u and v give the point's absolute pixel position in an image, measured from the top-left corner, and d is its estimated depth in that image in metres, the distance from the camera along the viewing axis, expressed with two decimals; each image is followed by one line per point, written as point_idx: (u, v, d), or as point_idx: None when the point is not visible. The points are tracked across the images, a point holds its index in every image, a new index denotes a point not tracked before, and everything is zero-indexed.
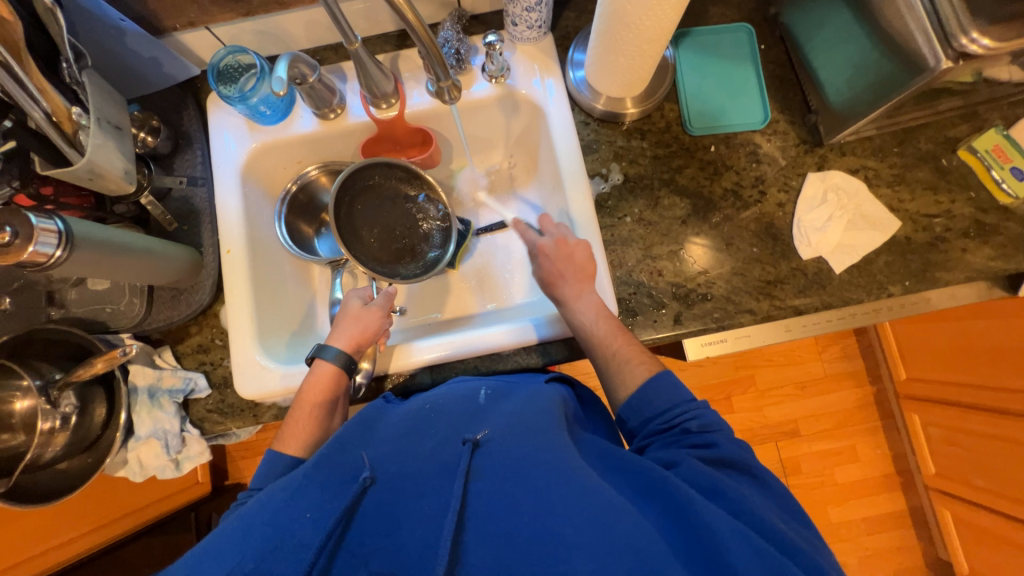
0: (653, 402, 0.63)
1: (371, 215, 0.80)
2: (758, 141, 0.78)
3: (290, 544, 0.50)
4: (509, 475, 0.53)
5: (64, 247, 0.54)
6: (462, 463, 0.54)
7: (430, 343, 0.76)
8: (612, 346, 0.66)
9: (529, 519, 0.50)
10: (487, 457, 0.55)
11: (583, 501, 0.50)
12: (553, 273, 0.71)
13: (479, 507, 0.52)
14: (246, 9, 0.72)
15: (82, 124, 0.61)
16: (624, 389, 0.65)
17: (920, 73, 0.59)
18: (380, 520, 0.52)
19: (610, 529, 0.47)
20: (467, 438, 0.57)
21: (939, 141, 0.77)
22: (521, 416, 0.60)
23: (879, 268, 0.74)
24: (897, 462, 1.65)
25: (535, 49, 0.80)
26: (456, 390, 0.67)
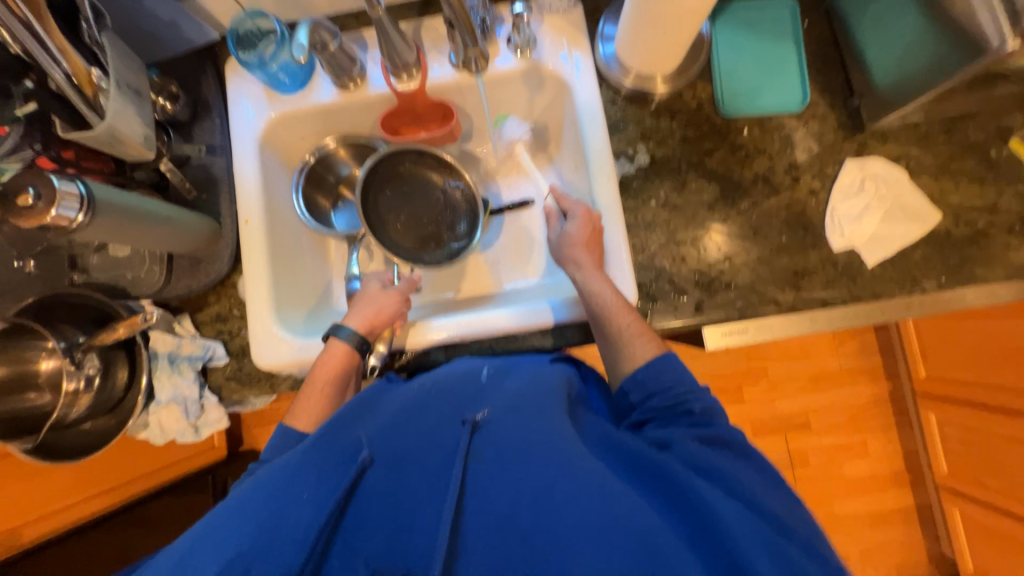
0: (659, 376, 0.62)
1: (398, 201, 0.80)
2: (794, 125, 0.74)
3: (290, 523, 0.49)
4: (508, 457, 0.54)
5: (86, 212, 0.53)
6: (461, 444, 0.55)
7: (445, 322, 0.76)
8: (622, 320, 0.65)
9: (529, 501, 0.50)
10: (486, 439, 0.56)
11: (583, 483, 0.50)
12: (565, 255, 0.70)
13: (478, 488, 0.53)
14: None
15: (102, 86, 0.59)
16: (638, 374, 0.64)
17: (979, 55, 0.55)
18: (382, 500, 0.53)
19: (612, 514, 0.47)
20: (465, 419, 0.57)
21: (989, 130, 0.72)
22: (521, 397, 0.60)
23: (914, 262, 0.71)
24: (908, 459, 1.63)
25: (563, 21, 0.76)
26: (456, 370, 0.67)
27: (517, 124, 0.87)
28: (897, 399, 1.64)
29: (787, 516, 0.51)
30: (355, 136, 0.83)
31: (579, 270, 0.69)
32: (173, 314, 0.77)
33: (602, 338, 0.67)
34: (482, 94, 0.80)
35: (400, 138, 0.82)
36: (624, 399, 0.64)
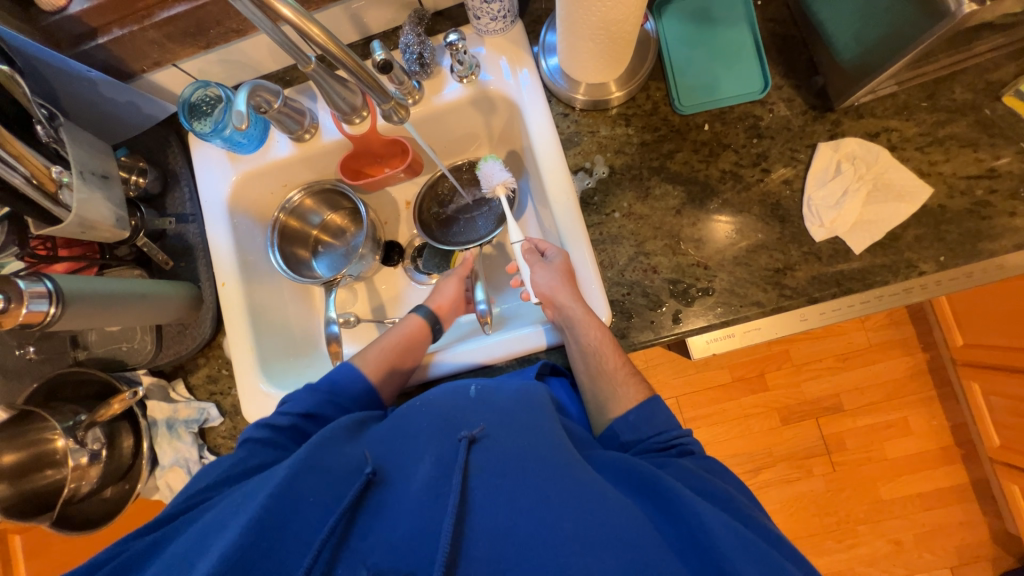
0: (651, 418, 0.60)
1: (442, 226, 0.89)
2: (759, 112, 0.70)
3: (293, 530, 0.45)
4: (507, 471, 0.48)
5: (56, 304, 0.57)
6: (455, 462, 0.49)
7: (468, 350, 0.74)
8: (611, 359, 0.64)
9: (530, 516, 0.45)
10: (487, 455, 0.50)
11: (579, 494, 0.46)
12: (548, 291, 0.66)
13: (481, 504, 0.46)
14: (206, 42, 0.70)
15: (64, 181, 0.62)
16: (624, 399, 0.62)
17: (938, 20, 0.50)
18: (383, 519, 0.48)
19: (605, 521, 0.44)
20: (462, 434, 0.51)
21: (979, 88, 0.66)
22: (523, 406, 0.54)
23: (908, 243, 0.65)
24: (958, 433, 1.53)
25: (503, 41, 0.75)
26: (447, 388, 0.60)
27: (502, 167, 0.81)
28: (937, 369, 1.54)
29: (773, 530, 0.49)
30: (320, 183, 0.85)
31: (565, 312, 0.66)
32: (170, 380, 0.81)
33: (591, 376, 0.65)
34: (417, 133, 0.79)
35: (365, 178, 0.84)
36: (614, 441, 0.60)
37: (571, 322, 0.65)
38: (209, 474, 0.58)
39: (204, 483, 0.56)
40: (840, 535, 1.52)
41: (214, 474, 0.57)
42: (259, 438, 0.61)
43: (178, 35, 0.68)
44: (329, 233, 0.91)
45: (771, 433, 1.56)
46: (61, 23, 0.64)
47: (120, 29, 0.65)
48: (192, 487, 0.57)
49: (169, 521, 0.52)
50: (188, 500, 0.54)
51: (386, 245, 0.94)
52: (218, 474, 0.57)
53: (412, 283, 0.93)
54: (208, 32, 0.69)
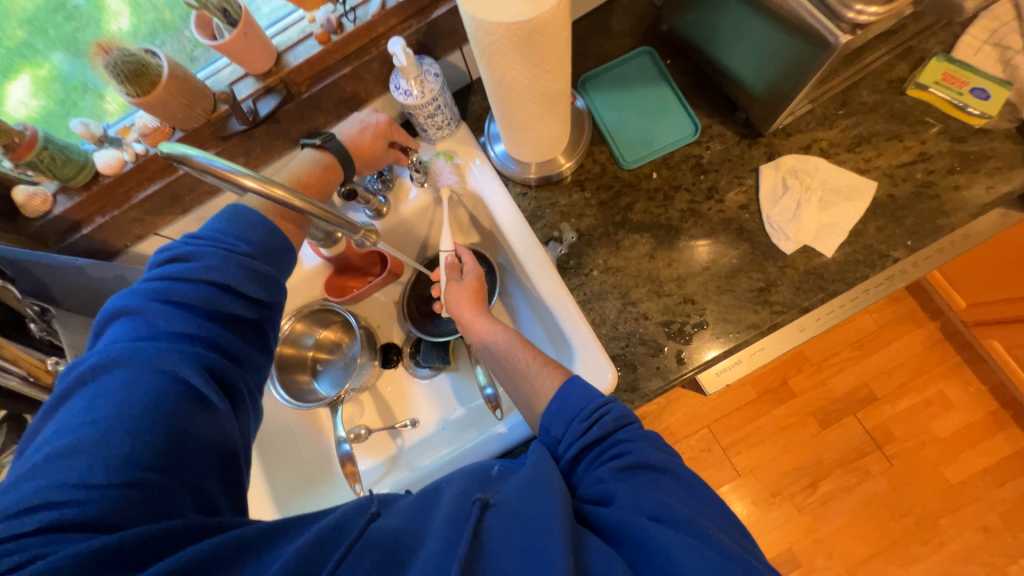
0: (569, 400, 0.55)
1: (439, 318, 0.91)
2: (698, 151, 0.75)
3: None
4: (523, 539, 0.41)
5: None
6: (467, 528, 0.42)
7: (486, 441, 0.75)
8: (525, 356, 0.63)
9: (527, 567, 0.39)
10: (504, 521, 0.43)
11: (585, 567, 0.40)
12: (457, 305, 0.71)
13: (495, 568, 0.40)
14: (183, 208, 0.75)
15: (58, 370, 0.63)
16: (543, 391, 0.59)
17: (823, 51, 0.56)
18: None
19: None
20: (477, 496, 0.45)
21: (883, 88, 0.73)
22: (540, 467, 0.49)
23: (873, 236, 0.68)
24: (998, 395, 1.48)
25: (452, 143, 0.81)
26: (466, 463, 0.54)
27: (451, 164, 0.79)
28: (953, 334, 1.52)
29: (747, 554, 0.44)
30: (308, 305, 0.88)
31: (477, 322, 0.69)
32: None
33: (513, 381, 0.64)
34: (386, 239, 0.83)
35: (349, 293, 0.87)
36: (547, 436, 0.56)
37: (484, 334, 0.68)
38: (120, 390, 0.43)
39: (116, 439, 0.41)
40: (922, 534, 1.41)
41: (136, 384, 0.43)
42: (175, 353, 0.46)
43: (156, 209, 0.73)
44: (325, 350, 0.91)
45: (814, 440, 1.50)
46: (46, 226, 0.68)
47: (102, 217, 0.70)
48: (94, 393, 0.43)
49: (72, 494, 0.38)
50: (99, 478, 0.39)
51: (383, 348, 0.94)
52: (136, 383, 0.44)
53: (415, 379, 0.93)
54: (183, 200, 0.74)
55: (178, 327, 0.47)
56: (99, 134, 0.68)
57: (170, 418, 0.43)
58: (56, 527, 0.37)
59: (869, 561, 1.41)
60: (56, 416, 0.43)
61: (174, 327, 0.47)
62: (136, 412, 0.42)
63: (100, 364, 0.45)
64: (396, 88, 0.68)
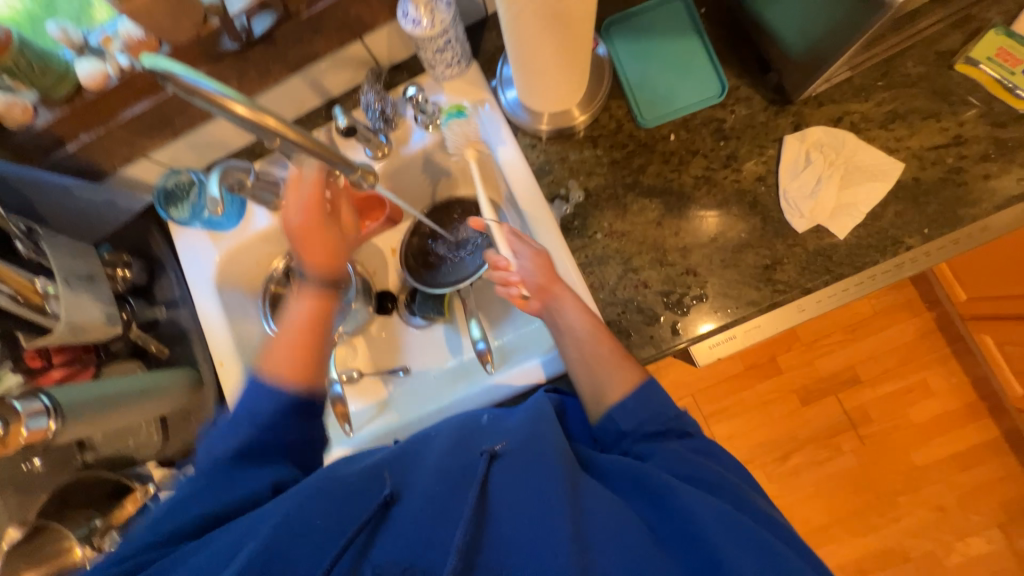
0: (648, 403, 0.58)
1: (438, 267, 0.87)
2: (722, 115, 0.71)
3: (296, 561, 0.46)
4: (521, 483, 0.49)
5: (55, 416, 0.56)
6: (478, 474, 0.50)
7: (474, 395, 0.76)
8: (601, 344, 0.62)
9: (528, 519, 0.46)
10: (506, 470, 0.50)
11: (599, 524, 0.46)
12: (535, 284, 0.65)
13: (497, 519, 0.47)
14: (174, 132, 0.72)
15: (49, 292, 0.64)
16: (617, 382, 0.60)
17: (876, 8, 0.51)
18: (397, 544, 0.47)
19: (626, 543, 0.45)
20: (484, 449, 0.52)
21: (930, 59, 0.67)
22: (536, 417, 0.56)
23: (890, 221, 0.66)
24: (979, 387, 1.51)
25: (462, 85, 0.76)
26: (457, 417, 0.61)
27: (467, 119, 0.74)
28: (946, 326, 1.53)
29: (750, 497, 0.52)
30: None
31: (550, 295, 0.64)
32: (179, 467, 0.78)
33: (588, 367, 0.62)
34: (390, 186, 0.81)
35: None
36: (612, 426, 0.58)
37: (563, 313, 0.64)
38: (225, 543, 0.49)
39: (198, 502, 0.55)
40: (880, 508, 1.49)
41: (224, 438, 0.59)
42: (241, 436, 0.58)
43: (144, 130, 0.69)
44: None
45: (793, 416, 1.54)
46: (29, 139, 0.65)
47: (88, 134, 0.67)
48: (190, 482, 0.57)
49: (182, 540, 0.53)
50: (210, 506, 0.55)
51: (378, 296, 0.94)
52: (228, 479, 0.57)
53: (409, 328, 0.93)
54: (173, 123, 0.70)
55: (259, 423, 0.58)
56: (79, 42, 0.64)
57: (239, 499, 0.56)
58: (184, 535, 0.54)
59: (827, 528, 1.50)
60: (162, 505, 0.57)
61: (244, 411, 0.59)
62: (233, 500, 0.56)
63: (204, 476, 0.57)
64: (404, 16, 0.63)
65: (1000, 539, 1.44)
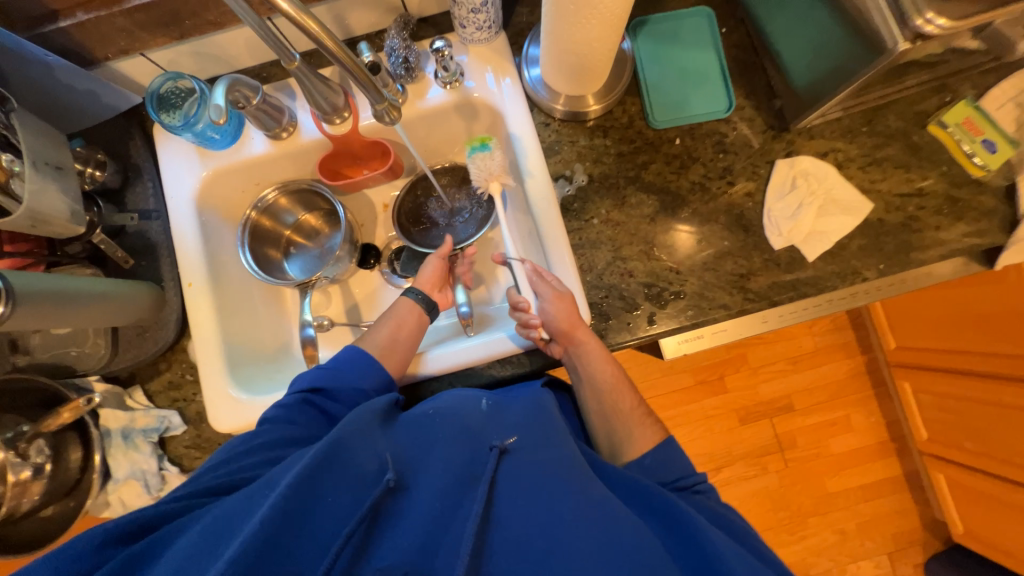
0: (671, 463, 0.64)
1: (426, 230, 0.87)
2: (725, 130, 0.76)
3: (311, 529, 0.46)
4: (529, 484, 0.55)
5: (8, 302, 0.52)
6: (488, 469, 0.55)
7: (448, 352, 0.74)
8: (626, 400, 0.71)
9: (539, 529, 0.51)
10: (515, 467, 0.56)
11: (590, 515, 0.52)
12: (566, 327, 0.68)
13: (503, 520, 0.52)
14: (180, 33, 0.68)
15: (15, 171, 0.59)
16: (642, 441, 0.67)
17: (878, 54, 0.57)
18: (405, 527, 0.50)
19: (615, 540, 0.51)
20: (495, 444, 0.57)
21: (909, 116, 0.75)
22: (546, 427, 0.61)
23: (853, 252, 0.73)
24: (892, 428, 1.67)
25: (487, 51, 0.77)
26: (457, 395, 0.65)
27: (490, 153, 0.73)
28: (874, 370, 1.68)
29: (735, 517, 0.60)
30: (296, 182, 0.83)
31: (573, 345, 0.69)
32: (125, 385, 0.75)
33: (606, 414, 0.71)
34: (404, 132, 0.79)
35: (344, 179, 0.83)
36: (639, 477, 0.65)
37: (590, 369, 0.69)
38: (241, 507, 0.48)
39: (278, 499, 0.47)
40: (791, 527, 1.62)
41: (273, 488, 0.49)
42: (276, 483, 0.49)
43: (148, 24, 0.65)
44: (302, 233, 0.88)
45: (730, 433, 1.65)
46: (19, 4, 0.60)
47: (85, 13, 0.63)
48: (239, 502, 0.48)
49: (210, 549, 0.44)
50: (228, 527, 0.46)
51: (362, 248, 0.92)
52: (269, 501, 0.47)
53: (389, 287, 0.91)
54: (182, 24, 0.67)
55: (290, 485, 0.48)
56: None
57: (349, 487, 0.50)
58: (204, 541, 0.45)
59: None
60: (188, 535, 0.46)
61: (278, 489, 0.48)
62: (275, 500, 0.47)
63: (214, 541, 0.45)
64: None
65: (887, 566, 1.61)
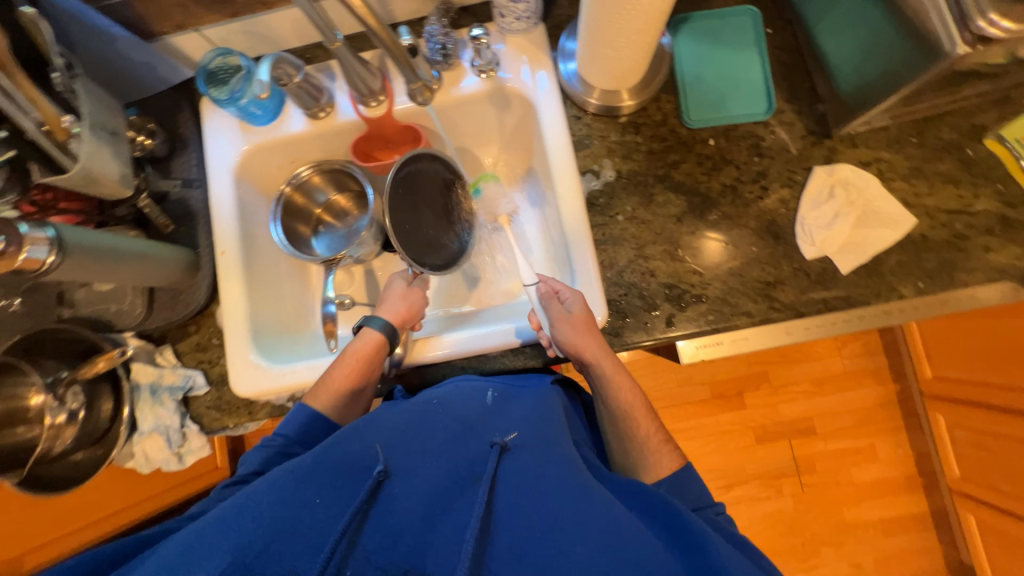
0: (683, 491, 0.63)
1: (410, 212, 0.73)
2: (762, 133, 0.74)
3: (302, 529, 0.50)
4: (529, 483, 0.54)
5: (55, 253, 0.55)
6: (488, 467, 0.55)
7: (456, 336, 0.74)
8: (647, 427, 0.68)
9: (539, 530, 0.50)
10: (515, 464, 0.56)
11: (593, 517, 0.50)
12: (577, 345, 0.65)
13: (502, 516, 0.52)
14: (233, 11, 0.71)
15: (74, 132, 0.62)
16: (656, 467, 0.65)
17: (934, 58, 0.54)
18: (398, 521, 0.52)
19: (618, 544, 0.47)
20: (496, 441, 0.58)
21: (963, 129, 0.71)
22: (545, 428, 0.61)
23: (891, 268, 0.69)
24: (920, 463, 1.58)
25: (525, 42, 0.77)
26: (463, 389, 0.67)
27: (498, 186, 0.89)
28: (905, 400, 1.59)
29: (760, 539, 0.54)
30: (329, 162, 0.85)
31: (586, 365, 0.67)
32: (155, 343, 0.79)
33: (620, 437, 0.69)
34: (437, 120, 0.81)
35: (374, 162, 0.83)
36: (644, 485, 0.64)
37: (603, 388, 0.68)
38: (231, 514, 0.50)
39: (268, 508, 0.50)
40: (804, 555, 1.56)
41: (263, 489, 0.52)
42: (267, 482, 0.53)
43: (204, 0, 0.69)
44: (332, 213, 0.90)
45: (746, 450, 1.60)
46: None
47: None
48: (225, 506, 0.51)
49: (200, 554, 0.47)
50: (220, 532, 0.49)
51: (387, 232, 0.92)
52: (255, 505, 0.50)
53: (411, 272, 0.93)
54: (235, 2, 0.70)
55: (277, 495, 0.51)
56: None
57: (334, 492, 0.53)
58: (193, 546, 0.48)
59: None
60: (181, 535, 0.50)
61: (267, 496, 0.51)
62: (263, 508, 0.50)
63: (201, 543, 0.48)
64: None
65: None
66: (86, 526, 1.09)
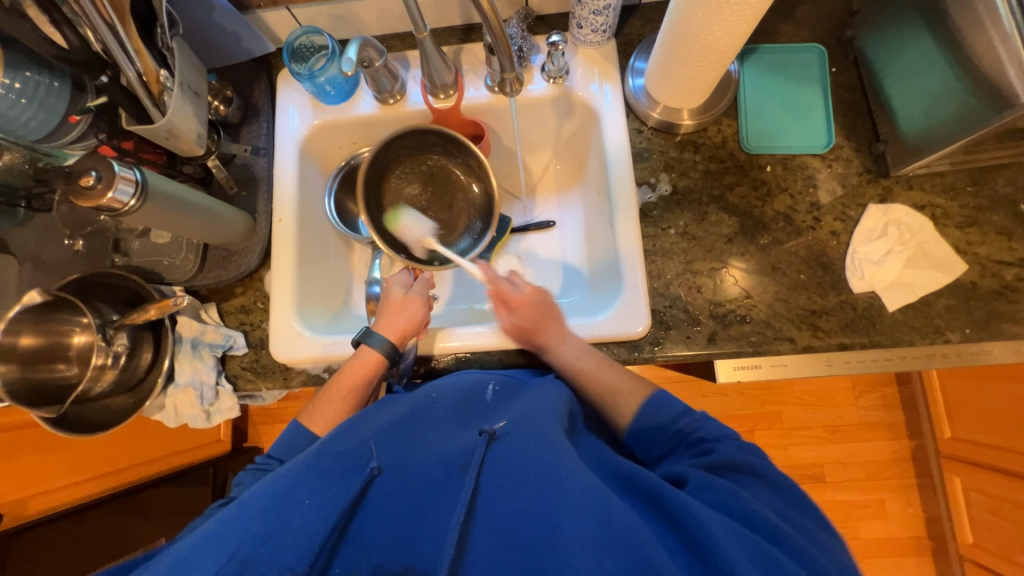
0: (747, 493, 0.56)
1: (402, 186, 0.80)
2: (817, 166, 0.75)
3: (292, 526, 0.47)
4: (517, 469, 0.53)
5: (138, 197, 0.58)
6: (477, 456, 0.55)
7: (470, 331, 0.76)
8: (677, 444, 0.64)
9: (527, 515, 0.49)
10: (506, 452, 0.55)
11: (582, 497, 0.49)
12: (529, 324, 0.71)
13: (488, 500, 0.52)
14: None
15: (167, 86, 0.65)
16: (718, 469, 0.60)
17: (1005, 108, 0.56)
18: (393, 513, 0.52)
19: (604, 523, 0.46)
20: (484, 431, 0.57)
21: (1020, 184, 0.72)
22: (540, 416, 0.60)
23: (938, 311, 0.70)
24: (930, 525, 1.54)
25: (596, 54, 0.80)
26: (461, 385, 0.68)
27: (416, 220, 0.78)
28: (920, 458, 1.56)
29: (781, 524, 0.50)
30: None
31: (544, 349, 0.71)
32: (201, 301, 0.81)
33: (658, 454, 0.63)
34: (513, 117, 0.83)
35: None
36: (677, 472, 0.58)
37: (573, 361, 0.69)
38: (215, 529, 0.47)
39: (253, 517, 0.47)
40: None
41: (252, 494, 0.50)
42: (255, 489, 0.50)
43: None
44: None
45: None
46: None
47: None
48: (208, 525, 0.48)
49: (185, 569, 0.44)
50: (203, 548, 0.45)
51: None
52: (239, 516, 0.48)
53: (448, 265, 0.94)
54: None
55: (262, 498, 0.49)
56: None
57: (328, 493, 0.50)
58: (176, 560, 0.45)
59: None
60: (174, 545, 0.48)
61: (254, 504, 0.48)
62: (253, 513, 0.48)
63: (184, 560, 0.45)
64: None
65: None
66: (92, 479, 1.09)
